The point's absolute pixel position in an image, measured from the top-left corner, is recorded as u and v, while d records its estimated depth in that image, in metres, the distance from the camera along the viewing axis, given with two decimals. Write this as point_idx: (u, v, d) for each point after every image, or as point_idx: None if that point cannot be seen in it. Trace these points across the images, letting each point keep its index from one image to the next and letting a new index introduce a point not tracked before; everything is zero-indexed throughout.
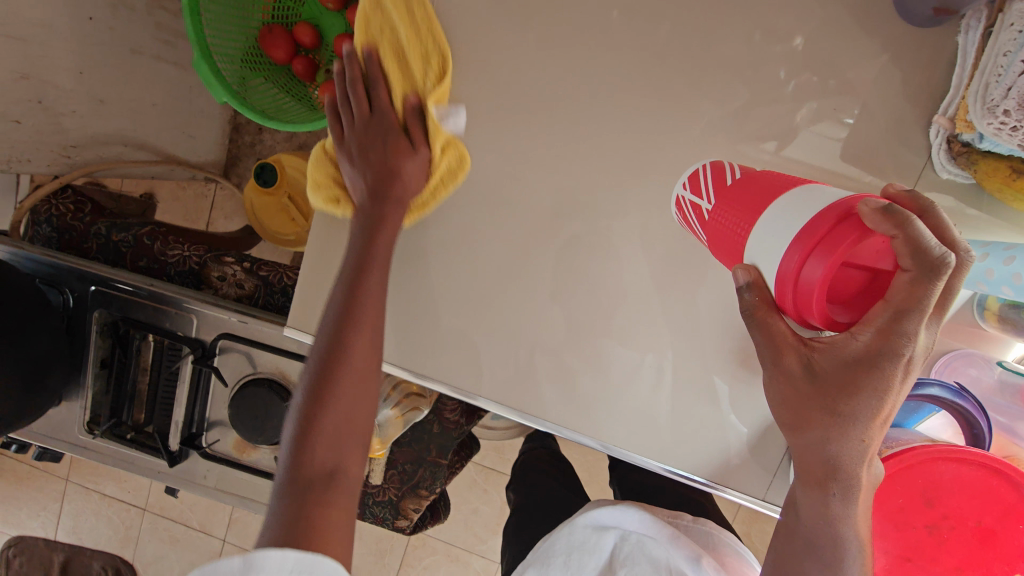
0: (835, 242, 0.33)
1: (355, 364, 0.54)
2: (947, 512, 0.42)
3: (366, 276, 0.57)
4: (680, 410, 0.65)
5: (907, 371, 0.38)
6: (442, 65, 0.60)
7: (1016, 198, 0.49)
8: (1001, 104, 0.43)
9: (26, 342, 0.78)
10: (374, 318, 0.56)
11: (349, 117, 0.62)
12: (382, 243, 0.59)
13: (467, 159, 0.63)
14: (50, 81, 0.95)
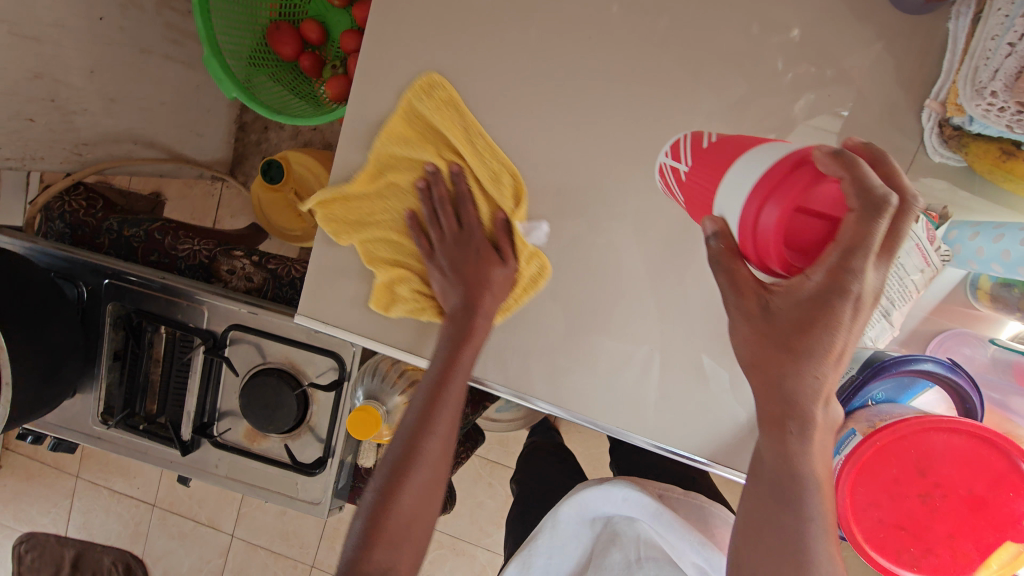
0: (791, 187, 0.37)
1: (428, 468, 0.62)
2: (939, 481, 0.44)
3: (446, 386, 0.64)
4: (680, 392, 0.66)
5: (860, 312, 0.40)
6: (515, 185, 0.65)
7: (1007, 178, 0.51)
8: (989, 86, 0.44)
9: (43, 333, 0.80)
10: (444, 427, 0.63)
11: (437, 231, 0.69)
12: (467, 353, 0.65)
13: (549, 272, 0.67)
14: (63, 81, 0.97)
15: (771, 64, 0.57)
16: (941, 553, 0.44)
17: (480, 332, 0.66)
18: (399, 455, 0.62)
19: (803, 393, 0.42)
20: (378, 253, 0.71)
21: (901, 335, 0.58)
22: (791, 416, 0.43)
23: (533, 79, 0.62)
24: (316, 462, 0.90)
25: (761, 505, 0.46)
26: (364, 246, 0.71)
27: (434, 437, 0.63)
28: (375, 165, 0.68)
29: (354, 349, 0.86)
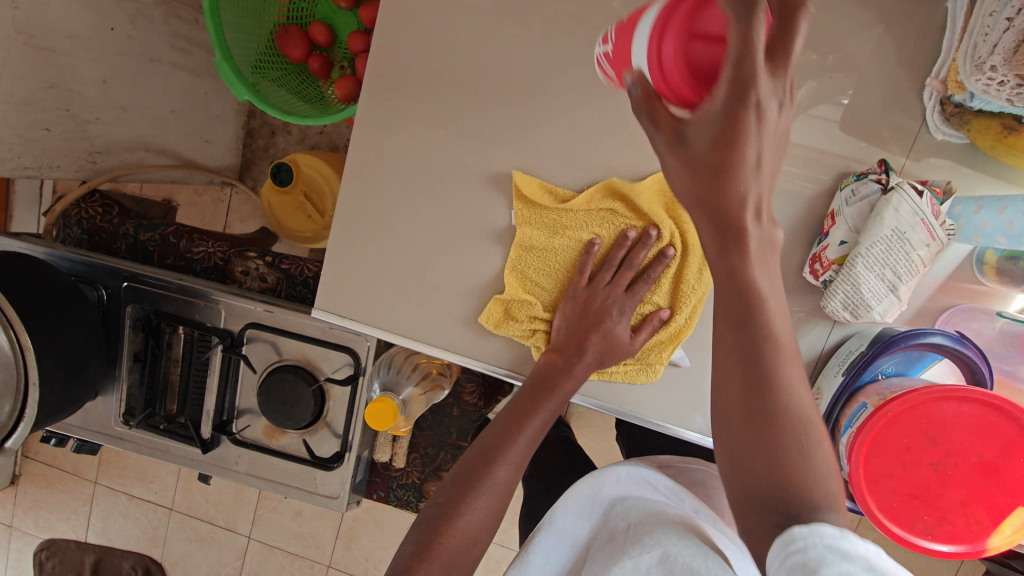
0: (678, 17, 0.37)
1: (493, 490, 0.57)
2: (950, 449, 0.44)
3: (527, 421, 0.63)
4: (690, 373, 0.67)
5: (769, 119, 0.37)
6: (693, 304, 0.64)
7: (1011, 154, 0.52)
8: (988, 61, 0.45)
9: (67, 334, 0.82)
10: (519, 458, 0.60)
11: (585, 276, 0.66)
12: (554, 401, 0.64)
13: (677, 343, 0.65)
14: (75, 90, 1.00)
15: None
16: (954, 520, 0.45)
17: (570, 382, 0.65)
18: (466, 472, 0.58)
19: (740, 219, 0.41)
20: (513, 267, 0.67)
21: (910, 313, 0.59)
22: (733, 250, 0.43)
23: (539, 72, 0.63)
24: (334, 456, 0.91)
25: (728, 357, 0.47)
26: (520, 256, 0.67)
27: (504, 465, 0.58)
28: (594, 197, 0.64)
29: (369, 344, 0.87)
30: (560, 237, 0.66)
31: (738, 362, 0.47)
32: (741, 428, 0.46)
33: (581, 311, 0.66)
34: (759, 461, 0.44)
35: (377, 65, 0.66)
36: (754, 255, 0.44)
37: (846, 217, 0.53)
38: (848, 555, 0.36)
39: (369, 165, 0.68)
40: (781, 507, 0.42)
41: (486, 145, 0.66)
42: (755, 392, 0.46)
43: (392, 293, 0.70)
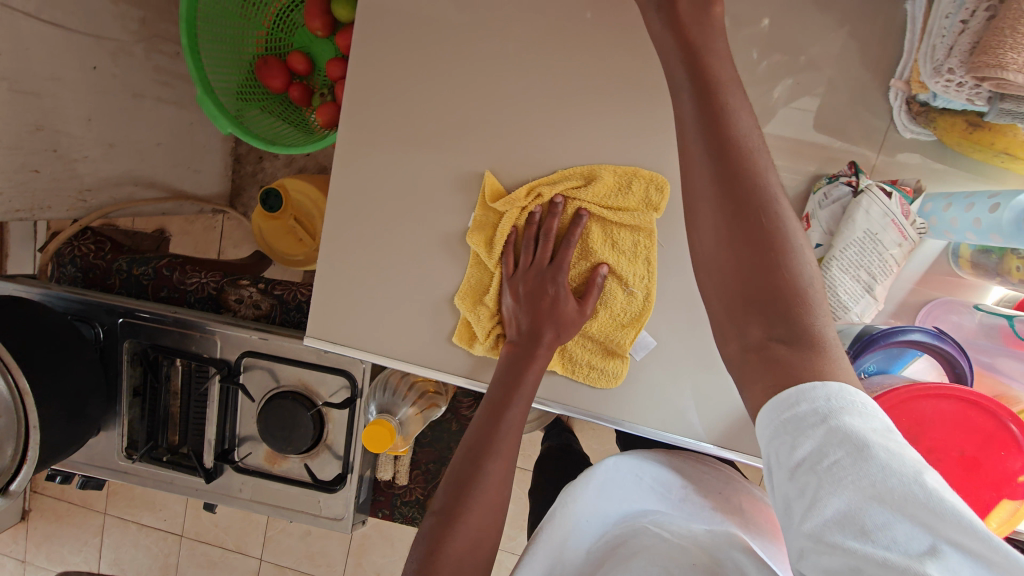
0: None
1: (490, 492, 0.54)
2: (933, 446, 0.45)
3: (508, 408, 0.59)
4: (683, 382, 0.67)
5: None
6: (648, 282, 0.65)
7: (975, 150, 0.53)
8: (945, 63, 0.46)
9: (66, 374, 0.83)
10: (510, 448, 0.57)
11: (528, 260, 0.66)
12: (530, 379, 0.61)
13: (637, 325, 0.66)
14: (62, 130, 1.01)
15: (748, 54, 0.57)
16: None
17: (538, 365, 0.62)
18: (460, 473, 0.55)
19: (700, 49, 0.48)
20: (470, 279, 0.68)
21: (892, 307, 0.60)
22: (701, 81, 0.48)
23: (513, 90, 0.64)
24: (336, 478, 0.92)
25: (706, 178, 0.46)
26: (472, 265, 0.68)
27: (498, 460, 0.56)
28: (529, 190, 0.65)
29: (364, 365, 0.88)
30: (500, 234, 0.66)
31: (710, 181, 0.46)
32: (725, 249, 0.46)
33: (532, 298, 0.65)
34: (748, 275, 0.44)
35: (355, 92, 0.67)
36: (723, 79, 0.47)
37: (823, 222, 0.54)
38: (812, 427, 0.37)
39: (352, 190, 0.69)
40: (772, 322, 0.43)
41: (465, 164, 0.67)
42: (737, 207, 0.45)
43: (383, 316, 0.70)
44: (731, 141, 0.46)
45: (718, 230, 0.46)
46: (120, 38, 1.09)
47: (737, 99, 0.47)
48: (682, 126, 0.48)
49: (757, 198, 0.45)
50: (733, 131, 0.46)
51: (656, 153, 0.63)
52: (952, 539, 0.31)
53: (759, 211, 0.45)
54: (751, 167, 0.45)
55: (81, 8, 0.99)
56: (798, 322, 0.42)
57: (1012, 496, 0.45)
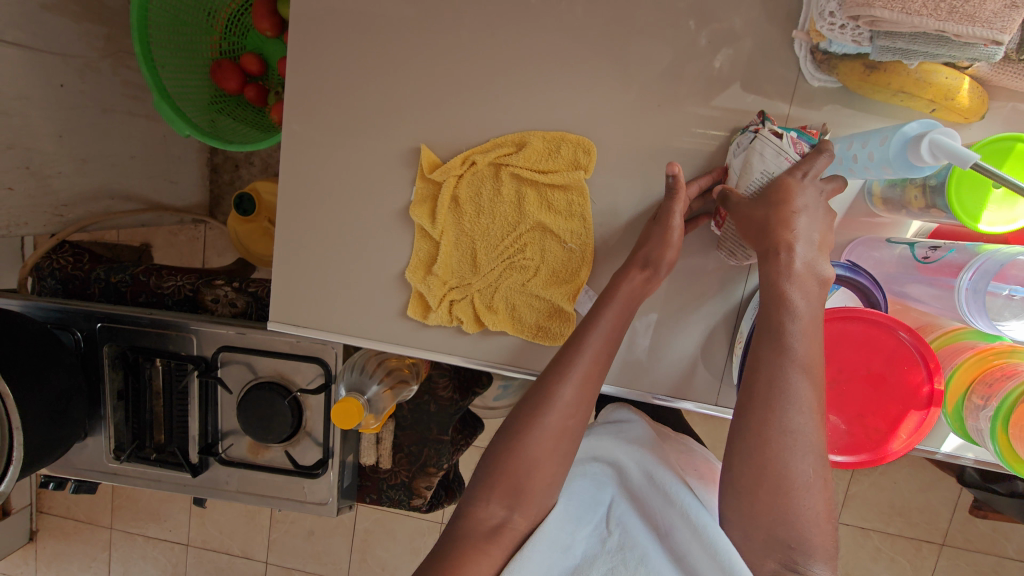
0: None
1: (558, 418, 0.57)
2: (841, 366, 0.52)
3: (587, 334, 0.60)
4: (631, 335, 0.69)
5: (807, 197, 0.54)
6: (586, 237, 0.68)
7: (875, 91, 0.56)
8: (827, 8, 0.49)
9: (50, 378, 0.86)
10: (590, 371, 0.59)
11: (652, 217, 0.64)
12: (620, 299, 0.61)
13: (582, 280, 0.69)
14: (34, 148, 1.05)
15: (668, 20, 0.62)
16: (855, 432, 0.53)
17: (629, 285, 0.62)
18: (534, 399, 0.59)
19: (775, 275, 0.53)
20: (419, 252, 0.72)
21: None
22: (784, 279, 0.52)
23: (445, 67, 0.67)
24: (317, 463, 0.95)
25: (756, 399, 0.50)
26: (418, 238, 0.71)
27: (568, 384, 0.58)
28: (466, 160, 0.69)
29: (335, 350, 0.91)
30: (438, 203, 0.70)
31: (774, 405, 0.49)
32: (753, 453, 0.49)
33: (648, 236, 0.63)
34: (772, 510, 0.49)
35: (298, 81, 0.70)
36: (796, 295, 0.52)
37: (744, 163, 0.58)
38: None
39: (303, 177, 0.72)
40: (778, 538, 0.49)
41: (407, 142, 0.70)
42: (772, 420, 0.49)
43: (344, 296, 0.74)
44: (779, 401, 0.49)
45: (739, 488, 0.50)
46: (85, 55, 1.13)
47: (796, 319, 0.51)
48: (769, 350, 0.51)
49: (786, 445, 0.49)
50: (779, 378, 0.50)
51: (586, 117, 0.66)
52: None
53: (785, 466, 0.49)
54: (780, 413, 0.49)
55: (42, 26, 1.02)
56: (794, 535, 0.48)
57: (917, 408, 0.51)
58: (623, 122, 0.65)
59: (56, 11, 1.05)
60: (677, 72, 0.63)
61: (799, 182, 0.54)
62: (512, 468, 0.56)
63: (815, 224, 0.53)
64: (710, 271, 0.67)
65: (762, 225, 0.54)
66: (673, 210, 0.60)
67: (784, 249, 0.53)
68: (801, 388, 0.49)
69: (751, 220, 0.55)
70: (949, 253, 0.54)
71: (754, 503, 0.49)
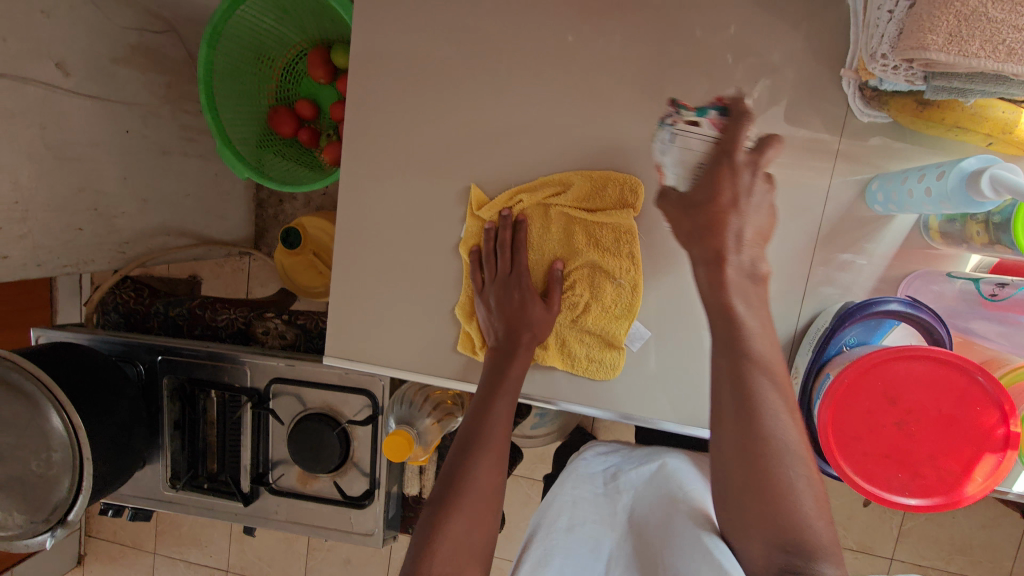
0: None
1: (481, 482, 0.64)
2: (910, 406, 0.50)
3: (496, 398, 0.67)
4: (641, 349, 0.70)
5: (734, 187, 0.63)
6: (637, 273, 0.68)
7: (927, 125, 0.57)
8: (878, 50, 0.49)
9: (114, 409, 0.90)
10: (498, 444, 0.66)
11: (491, 274, 0.72)
12: (513, 375, 0.69)
13: (636, 314, 0.69)
14: (101, 190, 1.12)
15: (714, 60, 0.64)
16: (928, 474, 0.51)
17: (519, 364, 0.70)
18: (452, 469, 0.65)
19: (727, 292, 0.60)
20: (466, 291, 0.73)
21: (873, 283, 0.63)
22: (732, 290, 0.61)
23: (495, 111, 0.70)
24: (364, 494, 0.97)
25: (728, 410, 0.57)
26: (466, 276, 0.73)
27: (486, 453, 0.65)
28: (512, 197, 0.71)
29: (382, 382, 0.93)
30: (485, 240, 0.71)
31: (736, 417, 0.56)
32: (740, 466, 0.55)
33: (502, 305, 0.71)
34: (767, 518, 0.53)
35: (354, 128, 0.74)
36: (743, 309, 0.60)
37: (670, 159, 0.66)
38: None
39: (357, 216, 0.75)
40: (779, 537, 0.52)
41: (458, 182, 0.72)
42: (747, 428, 0.55)
43: (394, 331, 0.76)
44: (749, 412, 0.55)
45: (735, 496, 0.56)
46: (149, 103, 1.21)
47: (753, 341, 0.58)
48: (721, 371, 0.59)
49: (766, 454, 0.54)
50: (748, 387, 0.56)
51: (632, 156, 0.67)
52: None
53: (770, 469, 0.54)
54: (753, 419, 0.55)
55: (114, 79, 1.11)
56: (800, 536, 0.52)
57: (993, 450, 0.50)
58: (668, 157, 0.66)
59: (125, 64, 1.13)
60: (722, 111, 0.64)
61: (733, 169, 0.63)
62: (452, 529, 0.60)
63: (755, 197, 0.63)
64: None
65: (696, 227, 0.65)
66: (553, 292, 0.71)
67: (726, 245, 0.62)
68: (768, 397, 0.56)
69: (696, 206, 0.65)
70: (1017, 291, 0.54)
71: (748, 506, 0.54)
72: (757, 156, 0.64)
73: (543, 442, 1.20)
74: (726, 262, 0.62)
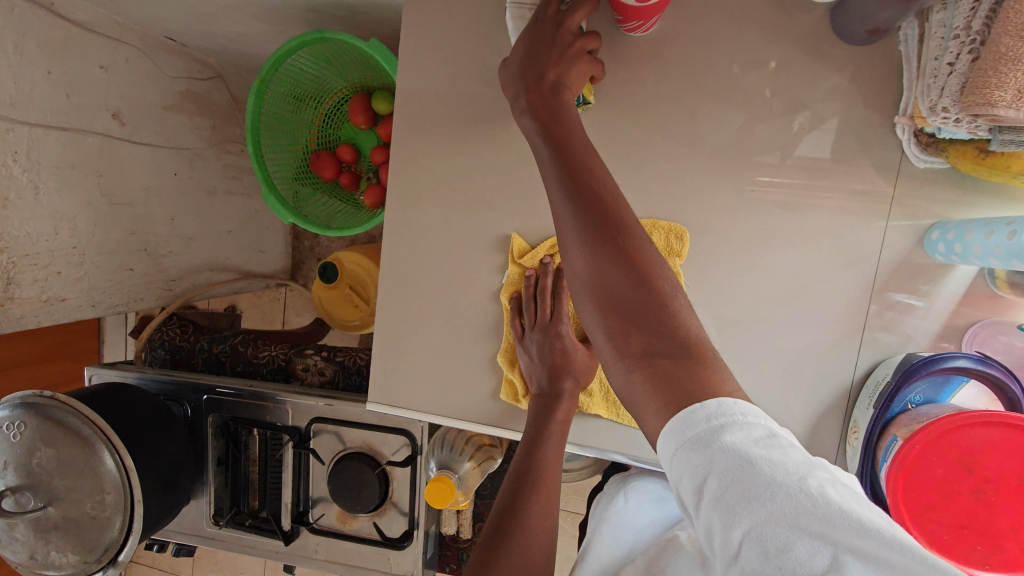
0: None
1: (531, 531, 0.61)
2: (989, 475, 0.47)
3: (541, 445, 0.66)
4: None
5: (558, 22, 0.56)
6: None
7: (991, 172, 0.54)
8: (940, 102, 0.49)
9: (162, 450, 0.92)
10: (547, 490, 0.64)
11: (532, 320, 0.71)
12: (559, 419, 0.68)
13: None
14: (151, 232, 1.15)
15: (757, 107, 0.63)
16: (1013, 548, 0.47)
17: (564, 409, 0.68)
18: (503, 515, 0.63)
19: (540, 110, 0.55)
20: (508, 338, 0.73)
21: (938, 328, 0.62)
22: (539, 113, 0.55)
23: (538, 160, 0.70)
24: (403, 535, 0.97)
25: (563, 206, 0.50)
26: (507, 322, 0.73)
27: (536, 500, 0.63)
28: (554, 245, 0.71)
29: (421, 423, 0.93)
30: (526, 286, 0.71)
31: (568, 205, 0.50)
32: (586, 262, 0.48)
33: (544, 353, 0.70)
34: (629, 324, 0.46)
35: (398, 176, 0.75)
36: (571, 117, 0.55)
37: (510, 26, 0.61)
38: (706, 445, 0.38)
39: (400, 263, 0.76)
40: (651, 338, 0.45)
41: (502, 228, 0.73)
42: (587, 216, 0.48)
43: (436, 379, 0.76)
44: (588, 200, 0.49)
45: (601, 310, 0.48)
46: (196, 146, 1.25)
47: (574, 131, 0.54)
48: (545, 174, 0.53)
49: (612, 237, 0.48)
50: (581, 174, 0.50)
51: (676, 203, 0.66)
52: (839, 528, 0.33)
53: (622, 260, 0.47)
54: (588, 202, 0.49)
55: (164, 126, 1.16)
56: (667, 319, 0.45)
57: None
58: (712, 203, 0.66)
59: (175, 110, 1.18)
60: (770, 157, 0.63)
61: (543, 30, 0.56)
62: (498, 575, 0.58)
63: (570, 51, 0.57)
64: (811, 352, 0.65)
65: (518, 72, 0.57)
66: None
67: (550, 76, 0.56)
68: (602, 181, 0.50)
69: (519, 65, 0.57)
70: None
71: (611, 317, 0.47)
72: (565, 15, 0.56)
73: (579, 478, 1.18)
74: (533, 88, 0.56)
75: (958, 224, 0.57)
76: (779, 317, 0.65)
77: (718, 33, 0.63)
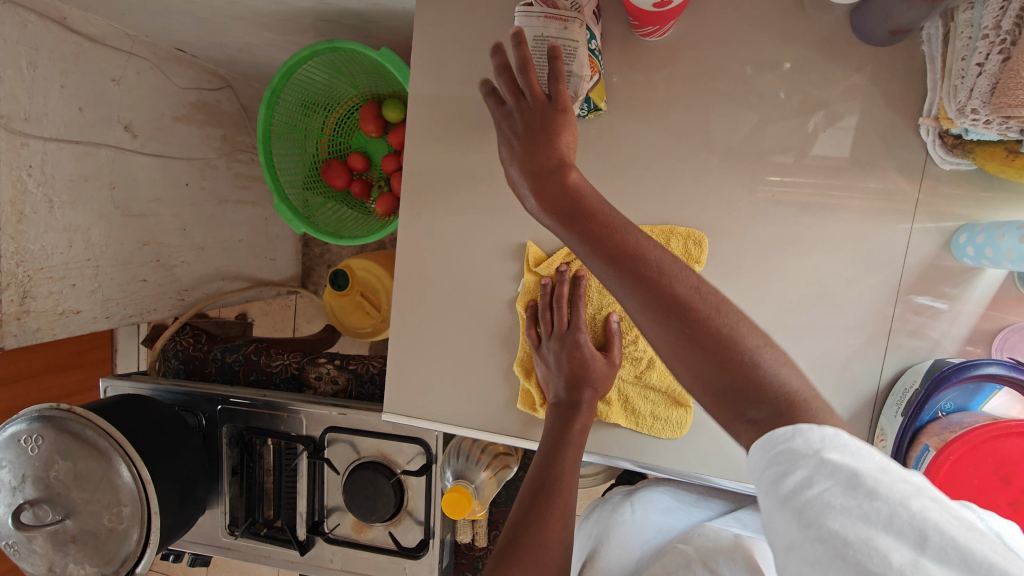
0: None
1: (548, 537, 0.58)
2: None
3: (561, 455, 0.64)
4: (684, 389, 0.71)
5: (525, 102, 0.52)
6: None
7: (1019, 173, 0.53)
8: (969, 104, 0.48)
9: (178, 461, 0.92)
10: (566, 494, 0.61)
11: (548, 328, 0.70)
12: (579, 429, 0.66)
13: None
14: (163, 242, 1.16)
15: (775, 110, 0.62)
16: None
17: (584, 419, 0.67)
18: (524, 518, 0.60)
19: (553, 191, 0.50)
20: (524, 347, 0.73)
21: (965, 332, 0.61)
22: (553, 200, 0.50)
23: None
24: (419, 544, 0.96)
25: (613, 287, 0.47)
26: (523, 331, 0.73)
27: (556, 506, 0.61)
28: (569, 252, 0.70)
29: (436, 432, 0.93)
30: (543, 294, 0.71)
31: (615, 284, 0.46)
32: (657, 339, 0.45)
33: (561, 362, 0.69)
34: (728, 399, 0.41)
35: (410, 185, 0.74)
36: (585, 192, 0.50)
37: None
38: (802, 457, 0.36)
39: (414, 272, 0.75)
40: (752, 407, 0.40)
41: (518, 236, 0.72)
42: (638, 291, 0.45)
43: (452, 389, 0.76)
44: (633, 275, 0.45)
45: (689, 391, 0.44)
46: (207, 156, 1.26)
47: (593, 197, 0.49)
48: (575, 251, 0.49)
49: (669, 310, 0.43)
50: (616, 242, 0.46)
51: (694, 208, 0.65)
52: (939, 555, 0.30)
53: (683, 337, 0.43)
54: (632, 278, 0.45)
55: (176, 138, 1.16)
56: (759, 387, 0.40)
57: None
58: (731, 208, 0.65)
59: (185, 121, 1.18)
60: (788, 160, 0.62)
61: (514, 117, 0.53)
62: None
63: (549, 121, 0.51)
64: (835, 359, 0.63)
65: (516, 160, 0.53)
66: (613, 347, 0.70)
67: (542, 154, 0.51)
68: (641, 245, 0.46)
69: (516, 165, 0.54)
70: None
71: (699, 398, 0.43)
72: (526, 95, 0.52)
73: (593, 484, 1.17)
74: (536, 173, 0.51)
75: (987, 227, 0.56)
76: (801, 324, 0.64)
77: (734, 36, 0.62)
